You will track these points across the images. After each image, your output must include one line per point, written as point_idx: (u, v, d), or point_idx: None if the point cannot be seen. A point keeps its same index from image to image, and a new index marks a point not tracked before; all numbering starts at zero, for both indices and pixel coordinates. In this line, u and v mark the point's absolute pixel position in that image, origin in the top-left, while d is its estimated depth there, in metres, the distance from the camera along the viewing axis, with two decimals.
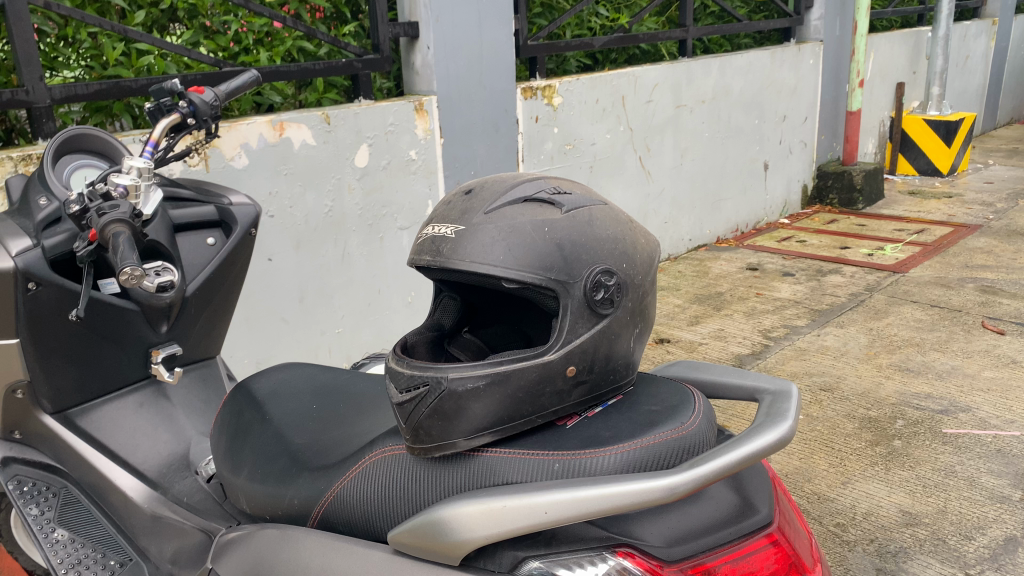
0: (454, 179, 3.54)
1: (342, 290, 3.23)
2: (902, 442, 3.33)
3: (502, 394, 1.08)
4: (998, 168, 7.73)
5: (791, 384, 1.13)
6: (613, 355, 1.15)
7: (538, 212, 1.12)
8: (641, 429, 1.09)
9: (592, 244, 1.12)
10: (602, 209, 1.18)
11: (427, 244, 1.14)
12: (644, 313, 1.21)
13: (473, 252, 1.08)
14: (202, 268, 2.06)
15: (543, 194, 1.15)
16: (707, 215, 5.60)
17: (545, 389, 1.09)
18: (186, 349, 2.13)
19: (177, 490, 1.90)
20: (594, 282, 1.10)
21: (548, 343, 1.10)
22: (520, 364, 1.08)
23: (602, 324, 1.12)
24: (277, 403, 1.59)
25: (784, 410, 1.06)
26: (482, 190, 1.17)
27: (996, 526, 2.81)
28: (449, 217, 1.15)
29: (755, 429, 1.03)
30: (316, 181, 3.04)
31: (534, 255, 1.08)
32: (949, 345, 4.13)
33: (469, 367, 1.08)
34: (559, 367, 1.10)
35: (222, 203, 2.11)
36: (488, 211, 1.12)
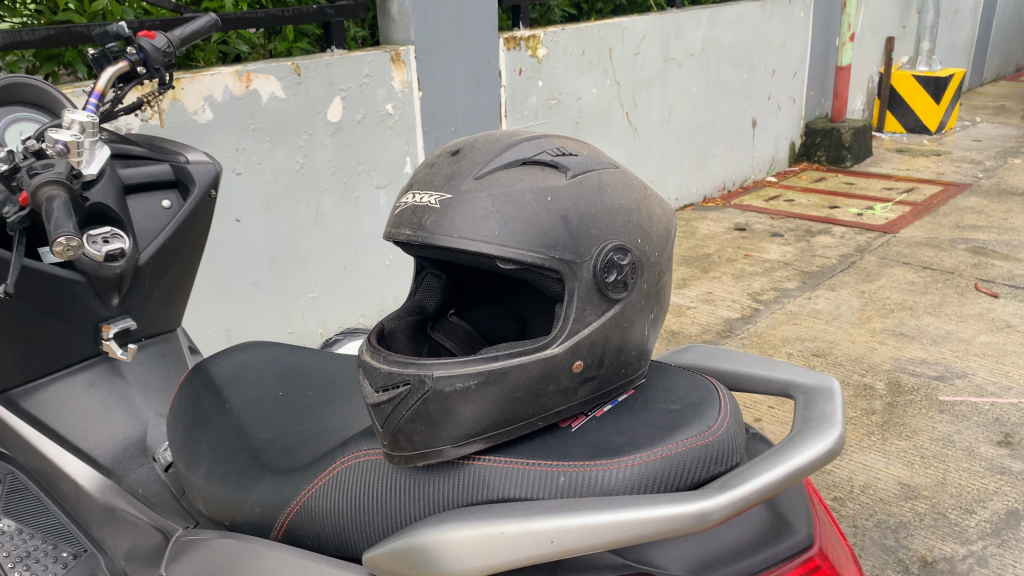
0: (433, 135, 3.34)
1: (315, 253, 3.04)
2: (899, 410, 3.22)
3: (497, 395, 0.91)
4: (986, 126, 7.59)
5: (831, 379, 0.98)
6: (625, 345, 0.99)
7: (539, 177, 0.94)
8: (661, 434, 0.93)
9: (603, 217, 0.95)
10: (612, 173, 1.00)
11: (407, 214, 0.96)
12: (659, 294, 1.05)
13: (462, 226, 0.91)
14: (156, 235, 1.86)
15: (544, 155, 0.97)
16: (694, 172, 5.42)
17: (547, 388, 0.93)
18: (141, 324, 1.94)
19: (132, 480, 1.73)
20: (605, 261, 0.93)
21: (552, 333, 0.93)
22: (519, 360, 0.91)
23: (614, 310, 0.96)
24: (238, 389, 1.42)
25: (830, 412, 0.90)
26: (472, 148, 0.98)
27: (998, 498, 2.71)
28: (432, 181, 0.96)
29: (798, 437, 0.87)
30: (286, 137, 2.83)
31: (535, 230, 0.91)
32: (944, 308, 4.01)
33: (458, 363, 0.91)
34: (565, 363, 0.93)
35: (177, 162, 1.90)
36: (479, 176, 0.94)
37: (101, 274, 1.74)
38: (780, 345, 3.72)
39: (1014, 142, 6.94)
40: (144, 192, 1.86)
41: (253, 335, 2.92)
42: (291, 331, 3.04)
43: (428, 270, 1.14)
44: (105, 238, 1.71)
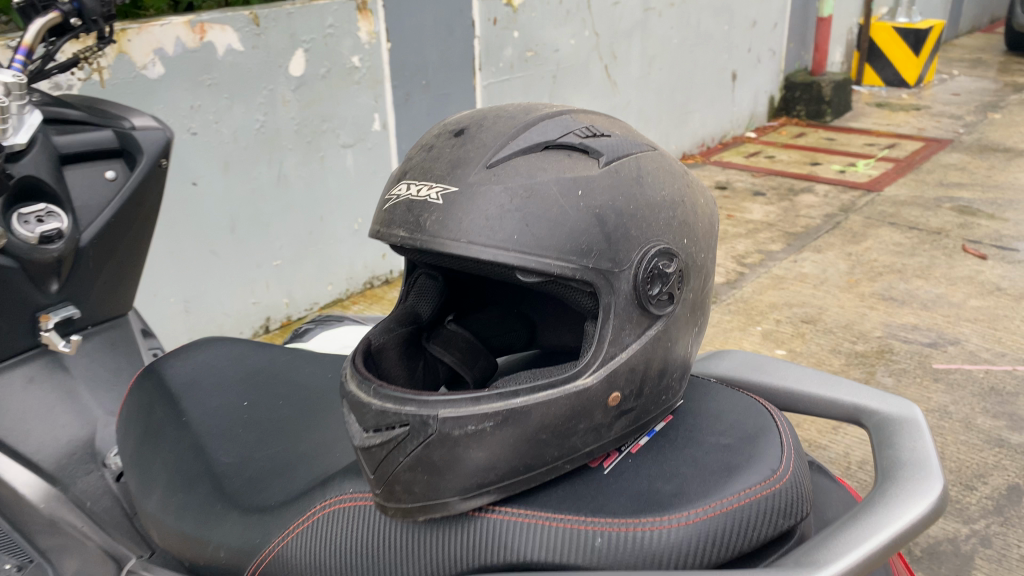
0: (403, 90, 3.10)
1: (280, 219, 2.82)
2: (893, 381, 3.05)
3: (517, 436, 0.74)
4: (964, 79, 7.46)
5: (913, 407, 0.82)
6: (667, 367, 0.82)
7: (567, 165, 0.76)
8: (715, 480, 0.76)
9: (643, 216, 0.77)
10: (649, 157, 0.82)
11: (400, 210, 0.77)
12: (704, 303, 0.88)
13: (472, 228, 0.72)
14: (99, 213, 1.49)
15: (571, 136, 0.78)
16: (674, 128, 5.23)
17: (577, 426, 0.76)
18: (85, 311, 1.59)
19: (79, 491, 1.41)
20: (648, 270, 0.76)
21: (584, 360, 0.75)
22: (546, 394, 0.74)
23: (655, 328, 0.79)
24: (197, 398, 1.23)
25: (923, 455, 0.74)
26: (481, 127, 0.79)
27: (998, 473, 2.50)
28: (433, 170, 0.77)
29: (888, 488, 0.71)
30: (245, 93, 2.58)
31: (564, 234, 0.73)
32: (932, 271, 3.87)
33: (471, 401, 0.73)
34: (599, 396, 0.76)
35: (123, 127, 1.52)
36: (492, 164, 0.75)
37: (35, 259, 1.40)
38: (767, 311, 3.57)
39: (992, 95, 6.83)
40: (85, 160, 1.48)
41: (215, 307, 2.70)
42: (255, 302, 2.83)
43: (421, 271, 0.96)
44: (38, 218, 1.40)
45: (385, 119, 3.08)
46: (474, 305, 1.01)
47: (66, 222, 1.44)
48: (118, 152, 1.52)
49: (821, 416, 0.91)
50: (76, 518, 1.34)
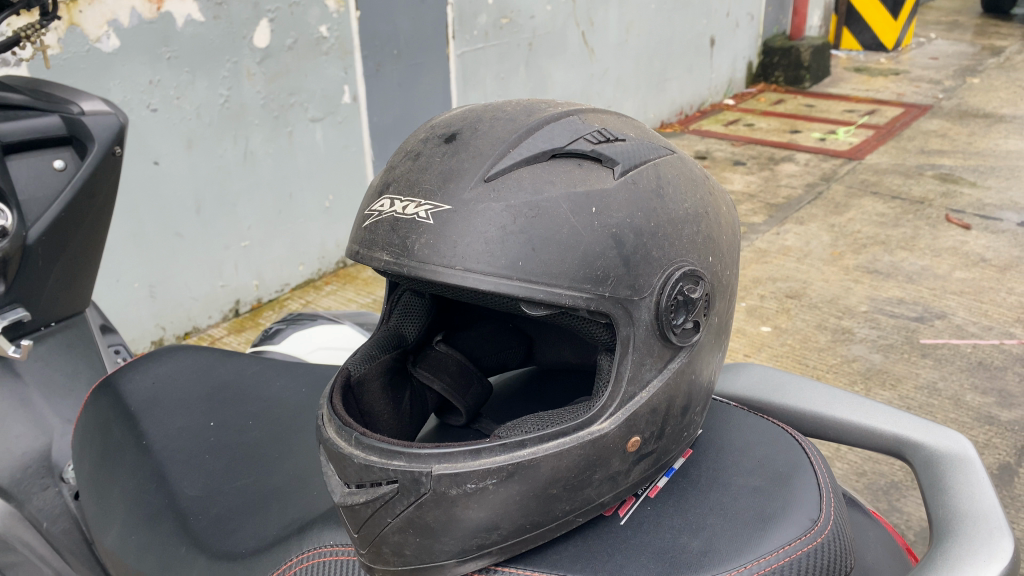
0: (373, 60, 2.95)
1: (247, 198, 2.66)
2: (883, 356, 2.74)
3: (524, 492, 0.64)
4: (941, 42, 7.38)
5: (966, 447, 0.75)
6: (690, 402, 0.72)
7: (578, 177, 0.65)
8: (749, 534, 0.67)
9: (665, 234, 0.67)
10: (668, 162, 0.72)
11: (384, 230, 0.66)
12: (727, 325, 0.78)
13: (468, 253, 0.62)
14: (48, 207, 1.19)
15: (580, 142, 0.67)
16: (652, 96, 5.10)
17: (591, 477, 0.66)
18: (37, 313, 1.30)
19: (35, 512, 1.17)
20: (674, 296, 0.66)
21: (599, 403, 0.66)
22: (557, 444, 0.64)
23: (678, 361, 0.69)
24: (160, 418, 1.12)
25: (984, 508, 0.67)
26: (476, 132, 0.68)
27: (988, 453, 2.20)
28: (422, 185, 0.66)
29: (951, 548, 0.64)
30: (207, 66, 2.42)
31: (576, 259, 0.62)
32: (917, 242, 3.67)
33: (470, 454, 0.63)
34: (617, 442, 0.66)
35: (70, 112, 1.19)
36: (490, 177, 0.64)
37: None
38: (752, 286, 3.32)
39: (970, 59, 6.76)
40: (25, 148, 1.16)
41: (181, 291, 2.56)
42: (223, 285, 2.69)
43: (406, 288, 0.85)
44: None
45: (356, 91, 2.93)
46: (464, 321, 0.91)
47: (10, 219, 1.15)
48: (64, 139, 1.20)
49: (854, 445, 0.83)
50: (32, 537, 1.13)
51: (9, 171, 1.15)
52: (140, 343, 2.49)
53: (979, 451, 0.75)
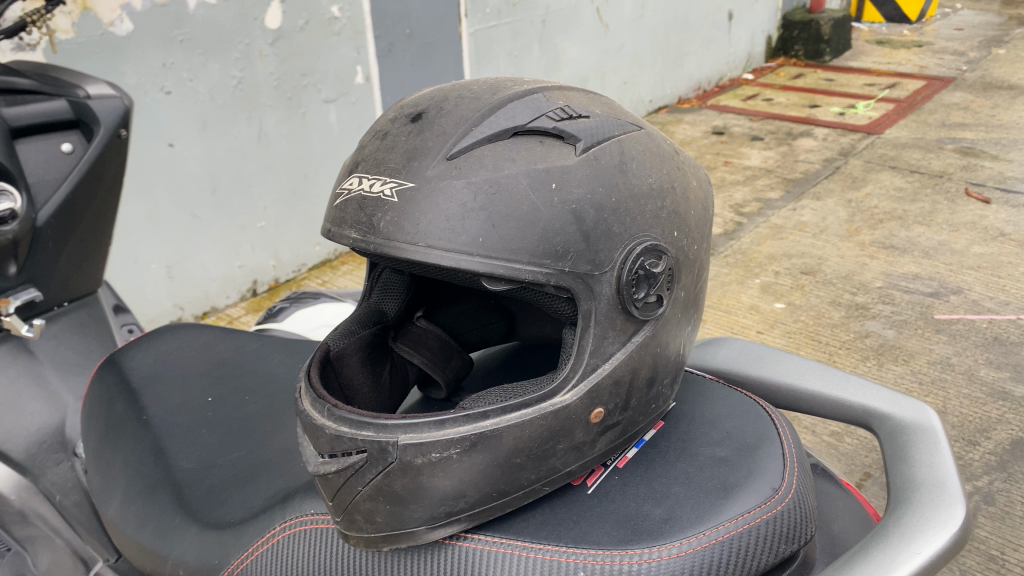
0: (385, 40, 2.95)
1: (262, 178, 2.69)
2: (895, 333, 2.65)
3: (488, 462, 0.67)
4: (967, 13, 7.25)
5: (930, 419, 0.80)
6: (656, 373, 0.76)
7: (539, 154, 0.69)
8: (709, 503, 0.70)
9: (628, 210, 0.70)
10: (633, 138, 0.75)
11: (352, 208, 0.69)
12: (696, 297, 0.82)
13: (430, 230, 0.65)
14: (58, 189, 1.21)
15: (542, 119, 0.71)
16: (668, 72, 5.06)
17: (555, 448, 0.70)
18: (50, 294, 1.31)
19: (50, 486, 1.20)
20: (635, 272, 0.69)
21: (562, 375, 0.69)
22: (520, 416, 0.68)
23: (641, 334, 0.73)
24: (160, 394, 1.15)
25: (942, 476, 0.72)
26: (441, 111, 0.71)
27: (1000, 429, 2.10)
28: (387, 164, 0.69)
29: (905, 516, 0.69)
30: (220, 48, 2.44)
31: (536, 235, 0.66)
32: (934, 217, 3.58)
33: (436, 425, 0.67)
34: (580, 413, 0.70)
35: (77, 96, 1.21)
36: (452, 155, 0.67)
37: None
38: (766, 263, 3.26)
39: (996, 29, 6.64)
40: (35, 131, 1.18)
41: (198, 271, 2.60)
42: (241, 265, 2.73)
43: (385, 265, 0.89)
44: None
45: (368, 71, 2.94)
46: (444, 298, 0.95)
47: (20, 202, 1.15)
48: (71, 122, 1.22)
49: (829, 416, 0.89)
50: (49, 511, 1.16)
51: (19, 155, 1.16)
52: (158, 323, 2.52)
53: (943, 424, 0.80)
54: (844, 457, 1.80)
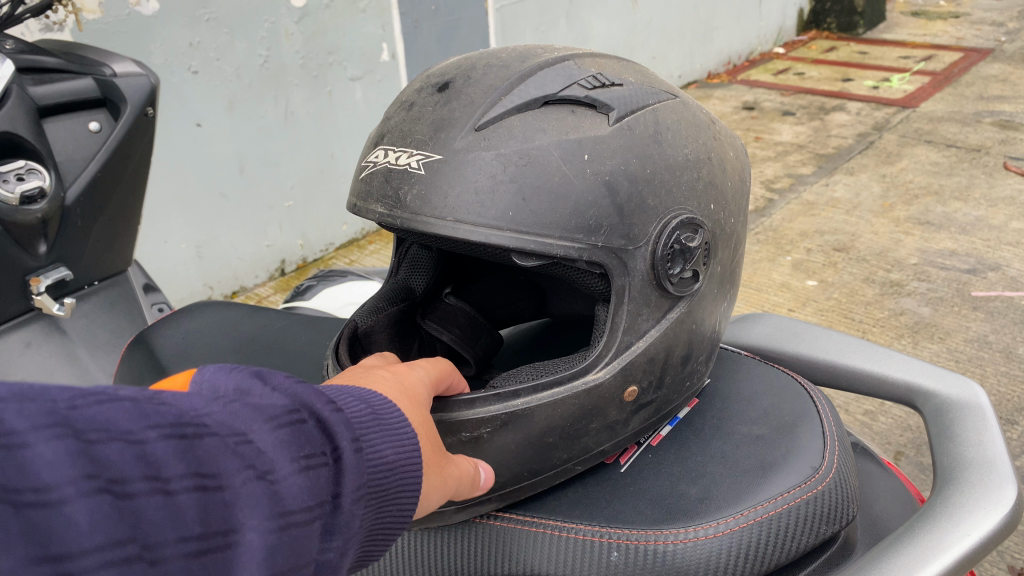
0: (411, 17, 2.92)
1: (289, 157, 2.68)
2: (931, 311, 2.59)
3: (522, 440, 0.72)
4: None
5: (979, 397, 0.79)
6: (692, 350, 0.79)
7: (570, 123, 0.72)
8: (748, 481, 0.72)
9: (661, 183, 0.74)
10: (667, 108, 0.78)
11: (378, 180, 0.73)
12: (732, 273, 0.85)
13: (459, 205, 0.68)
14: (86, 167, 1.19)
15: (575, 88, 0.74)
16: (697, 47, 4.97)
17: (588, 425, 0.74)
18: (78, 273, 1.29)
19: None
20: (671, 246, 0.73)
21: (595, 353, 0.73)
22: (551, 395, 0.72)
23: (676, 311, 0.76)
24: (189, 370, 1.15)
25: (991, 456, 0.71)
26: (468, 80, 0.75)
27: None
28: (414, 136, 0.72)
29: (953, 497, 0.68)
30: (246, 27, 2.42)
31: (568, 209, 0.69)
32: (972, 191, 3.48)
33: (467, 404, 0.72)
34: (614, 390, 0.73)
35: (103, 74, 1.21)
36: (480, 126, 0.70)
37: (16, 221, 1.12)
38: (798, 240, 3.20)
39: None
40: (62, 111, 1.17)
41: (227, 251, 2.61)
42: (269, 245, 2.73)
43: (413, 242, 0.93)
44: (16, 174, 1.10)
45: (394, 49, 2.91)
46: (474, 274, 0.99)
47: (49, 180, 1.14)
48: (98, 102, 1.21)
49: (869, 394, 0.88)
50: None
51: (47, 133, 1.16)
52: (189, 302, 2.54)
53: (992, 402, 0.79)
54: (878, 437, 1.76)
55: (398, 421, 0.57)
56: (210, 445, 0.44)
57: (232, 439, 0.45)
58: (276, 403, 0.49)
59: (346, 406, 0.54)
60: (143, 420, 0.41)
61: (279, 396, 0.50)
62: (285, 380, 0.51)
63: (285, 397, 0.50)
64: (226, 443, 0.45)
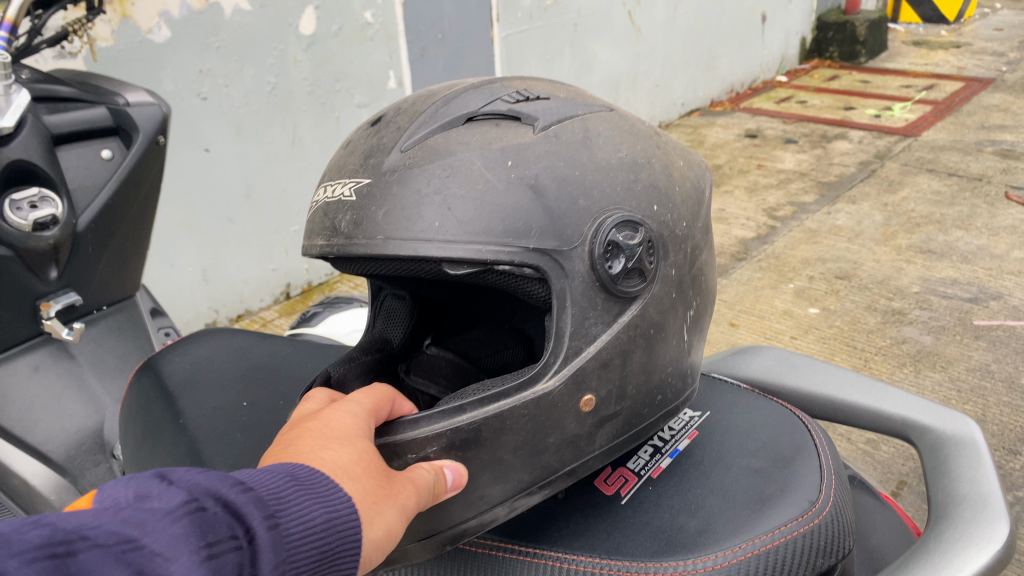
0: (418, 45, 2.96)
1: (295, 182, 2.71)
2: (933, 339, 2.60)
3: (477, 457, 0.74)
4: (1009, 16, 7.15)
5: (973, 433, 0.81)
6: (651, 359, 0.81)
7: (493, 134, 0.79)
8: (745, 515, 0.74)
9: (592, 184, 0.78)
10: (600, 118, 0.85)
11: (319, 216, 0.82)
12: (695, 278, 0.87)
13: (385, 224, 0.75)
14: (97, 194, 1.22)
15: (497, 104, 0.82)
16: (700, 75, 5.02)
17: (546, 436, 0.76)
18: (87, 297, 1.31)
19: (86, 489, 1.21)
20: (607, 244, 0.75)
21: (544, 361, 0.75)
22: (497, 407, 0.74)
23: (628, 314, 0.78)
24: (197, 397, 1.16)
25: (985, 491, 0.73)
26: (397, 111, 0.86)
27: None
28: (346, 167, 0.83)
29: (947, 532, 0.70)
30: (256, 54, 2.46)
31: (497, 218, 0.73)
32: (973, 220, 3.50)
33: (413, 425, 0.74)
34: (564, 397, 0.75)
35: (117, 104, 1.24)
36: (405, 148, 0.79)
37: (29, 247, 1.13)
38: (800, 267, 3.22)
39: None
40: (75, 138, 1.20)
41: (234, 275, 2.63)
42: (274, 269, 2.76)
43: (389, 291, 1.04)
44: (29, 202, 1.13)
45: (401, 76, 2.95)
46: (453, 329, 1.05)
47: (62, 207, 1.16)
48: (111, 130, 1.24)
49: (866, 428, 0.90)
50: None
51: (62, 160, 1.18)
52: (194, 326, 2.55)
53: (986, 438, 0.81)
54: (880, 466, 1.77)
55: (327, 488, 0.56)
56: (87, 558, 0.43)
57: (118, 547, 0.44)
58: (172, 500, 0.48)
59: (258, 485, 0.53)
60: (7, 548, 0.41)
61: (178, 491, 0.49)
62: (181, 475, 0.50)
63: (186, 491, 0.49)
64: (110, 552, 0.44)
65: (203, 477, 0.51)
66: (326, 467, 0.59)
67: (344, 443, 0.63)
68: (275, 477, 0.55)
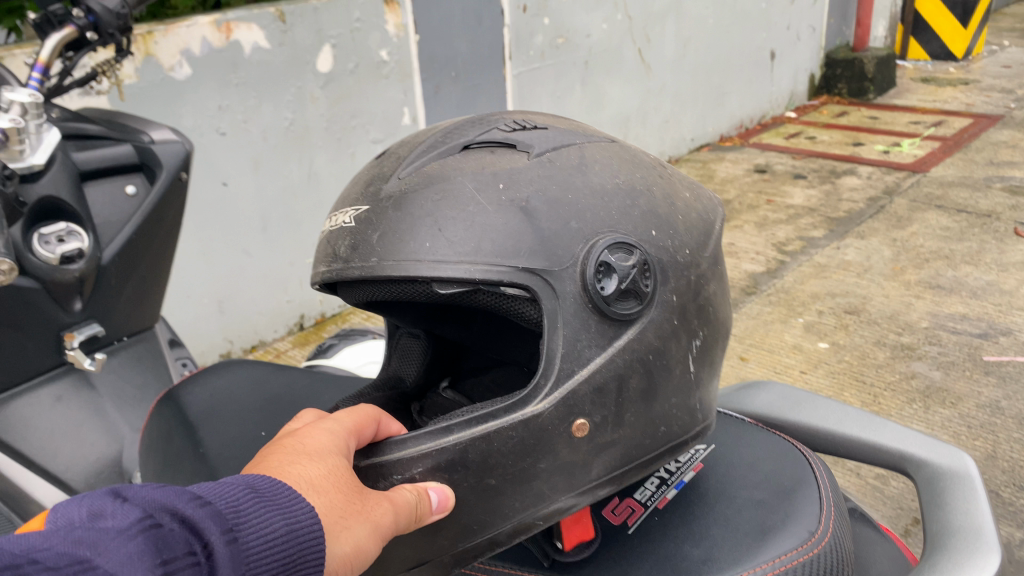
0: (432, 82, 3.03)
1: (311, 215, 2.76)
2: (942, 375, 2.61)
3: (467, 478, 0.78)
4: (1017, 53, 7.21)
5: (969, 467, 0.84)
6: (654, 379, 0.83)
7: (488, 161, 0.86)
8: (747, 545, 0.77)
9: (585, 208, 0.82)
10: (600, 149, 0.91)
11: (324, 243, 0.89)
12: (704, 309, 0.88)
13: (380, 245, 0.81)
14: (121, 229, 1.26)
15: (493, 134, 0.90)
16: (710, 111, 5.07)
17: (537, 458, 0.78)
18: (110, 328, 1.35)
19: None
20: (599, 263, 0.78)
21: (533, 386, 0.78)
22: (482, 428, 0.77)
23: (623, 338, 0.80)
24: (216, 427, 1.20)
25: (979, 526, 0.76)
26: (402, 145, 0.95)
27: None
28: (349, 198, 0.90)
29: (942, 564, 0.73)
30: (274, 91, 2.53)
31: (489, 242, 0.78)
32: (982, 256, 3.52)
33: (403, 446, 0.79)
34: (555, 420, 0.78)
35: (142, 141, 1.29)
36: (402, 175, 0.86)
37: (54, 280, 1.18)
38: (809, 302, 3.24)
39: None
40: (100, 175, 1.25)
41: (249, 308, 2.67)
42: (289, 300, 2.80)
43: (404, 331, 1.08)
44: (57, 236, 1.17)
45: (416, 113, 3.01)
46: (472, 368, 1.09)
47: (87, 241, 1.21)
48: (135, 166, 1.29)
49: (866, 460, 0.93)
50: None
51: (87, 195, 1.24)
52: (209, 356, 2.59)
53: (981, 472, 0.84)
54: (889, 501, 1.78)
55: (288, 500, 0.60)
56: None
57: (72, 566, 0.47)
58: (126, 519, 0.52)
59: (215, 499, 0.56)
60: None
61: (133, 509, 0.53)
62: (139, 491, 0.54)
63: (140, 508, 0.53)
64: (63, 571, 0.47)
65: (158, 493, 0.54)
66: (294, 482, 0.64)
67: (314, 459, 0.68)
68: (239, 488, 0.59)
